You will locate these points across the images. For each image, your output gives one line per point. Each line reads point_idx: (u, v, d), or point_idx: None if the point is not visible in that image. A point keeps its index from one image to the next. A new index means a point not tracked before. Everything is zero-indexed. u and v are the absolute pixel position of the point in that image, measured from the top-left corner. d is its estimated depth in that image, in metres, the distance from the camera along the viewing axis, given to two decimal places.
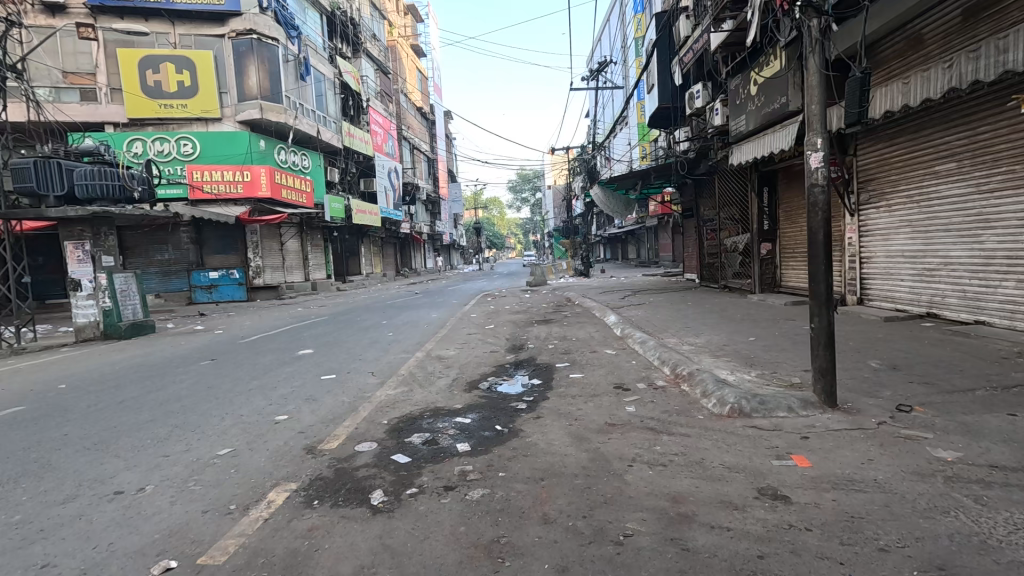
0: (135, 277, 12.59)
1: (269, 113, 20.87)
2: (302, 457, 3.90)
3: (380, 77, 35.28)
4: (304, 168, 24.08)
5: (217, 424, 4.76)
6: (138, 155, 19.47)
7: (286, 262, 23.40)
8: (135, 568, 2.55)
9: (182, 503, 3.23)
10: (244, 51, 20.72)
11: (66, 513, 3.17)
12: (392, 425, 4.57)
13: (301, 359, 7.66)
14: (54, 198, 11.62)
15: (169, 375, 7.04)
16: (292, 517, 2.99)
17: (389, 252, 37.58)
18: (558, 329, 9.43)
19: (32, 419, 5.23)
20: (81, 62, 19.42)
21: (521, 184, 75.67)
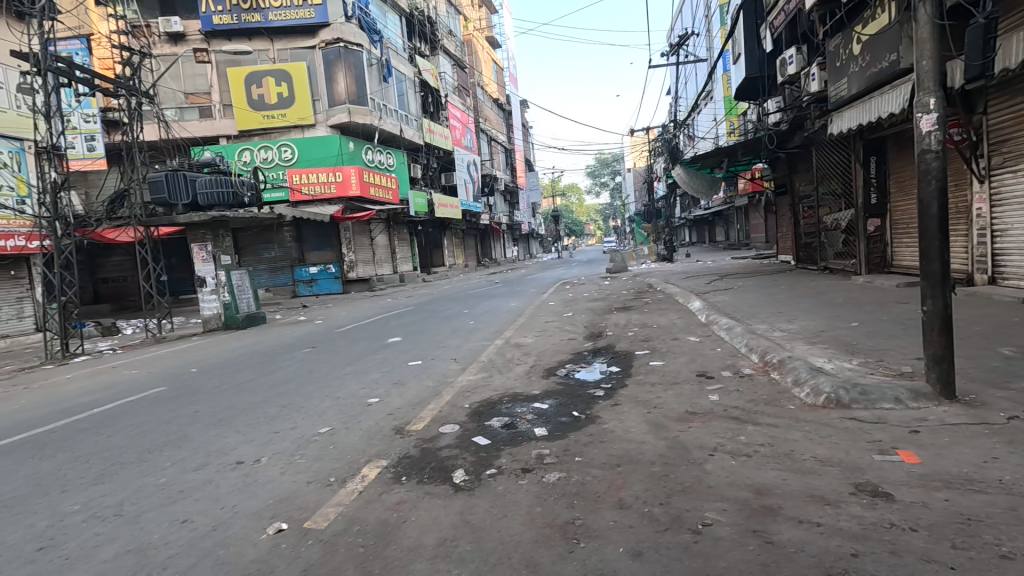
0: (248, 273, 14.04)
1: (357, 116, 22.09)
2: (392, 437, 4.20)
3: (458, 72, 36.03)
4: (389, 166, 25.36)
5: (318, 405, 5.25)
6: (247, 163, 21.61)
7: (376, 256, 24.90)
8: (254, 528, 2.92)
9: (289, 474, 3.61)
10: (332, 59, 22.10)
11: (199, 478, 3.68)
12: (473, 409, 4.76)
13: (390, 346, 8.18)
14: (181, 206, 13.23)
15: (277, 361, 7.85)
16: (382, 491, 3.25)
17: (470, 243, 38.64)
18: (638, 316, 9.20)
19: (171, 397, 6.09)
20: (199, 82, 21.85)
21: (600, 169, 74.22)
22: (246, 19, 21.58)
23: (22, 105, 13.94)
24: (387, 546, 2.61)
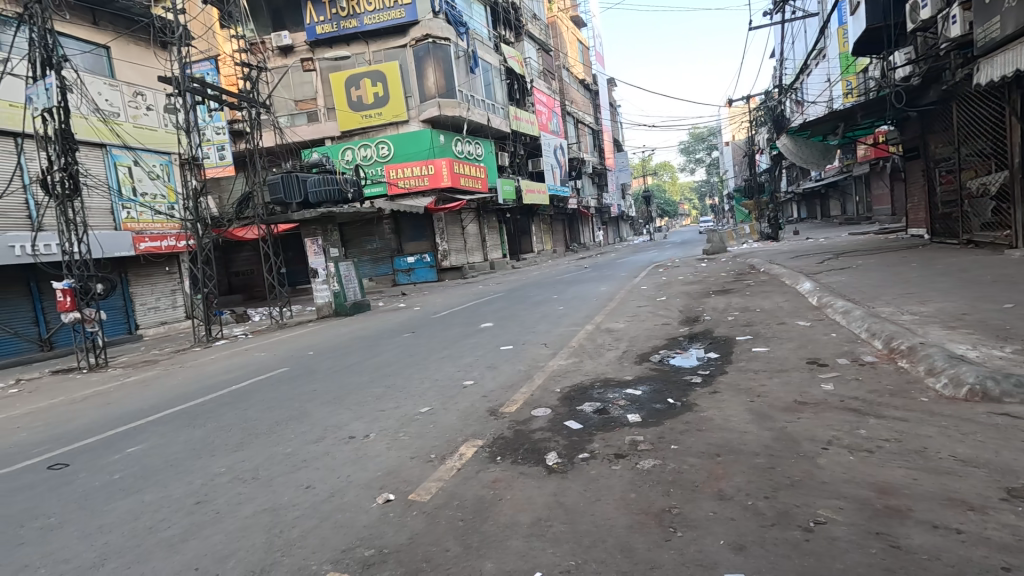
0: (354, 264, 15.05)
1: (446, 109, 22.78)
2: (486, 418, 4.36)
3: (542, 56, 35.74)
4: (478, 156, 25.95)
5: (418, 386, 5.59)
6: (350, 161, 23.28)
7: (468, 245, 25.72)
8: (366, 497, 3.19)
9: (394, 450, 3.89)
10: (422, 55, 22.89)
11: (318, 449, 4.09)
12: (564, 393, 4.79)
13: (482, 331, 8.46)
14: (295, 204, 14.56)
15: (381, 345, 8.46)
16: (479, 469, 3.39)
17: (558, 228, 38.49)
18: (739, 299, 8.62)
19: (293, 377, 6.82)
20: (306, 90, 23.76)
21: (695, 144, 70.15)
22: (344, 26, 23.02)
23: (169, 123, 16.05)
24: (484, 521, 2.73)
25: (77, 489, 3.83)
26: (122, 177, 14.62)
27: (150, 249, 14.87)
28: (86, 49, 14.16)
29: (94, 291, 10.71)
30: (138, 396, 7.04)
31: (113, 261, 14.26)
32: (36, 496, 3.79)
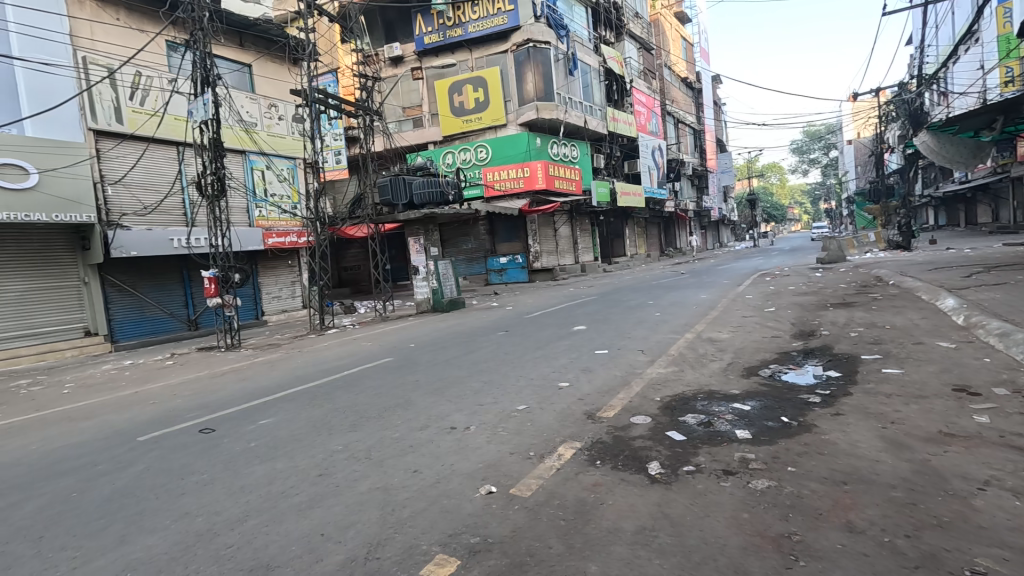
0: (451, 263, 15.72)
1: (544, 112, 22.99)
2: (584, 421, 4.34)
3: (643, 55, 34.79)
4: (573, 158, 25.91)
5: (514, 384, 5.72)
6: (450, 165, 24.46)
7: (559, 247, 25.77)
8: (470, 487, 3.31)
9: (494, 443, 4.01)
10: (522, 60, 23.28)
11: (423, 436, 4.33)
12: (665, 402, 4.64)
13: (576, 334, 8.45)
14: (401, 204, 15.56)
15: (477, 341, 8.76)
16: (579, 471, 3.40)
17: (652, 232, 37.29)
18: (863, 314, 7.79)
19: (398, 367, 7.28)
20: (413, 97, 25.25)
21: (810, 143, 64.32)
22: (451, 35, 24.07)
23: (296, 132, 17.79)
24: (587, 524, 2.72)
25: (222, 452, 4.39)
26: (257, 179, 16.50)
27: (276, 244, 16.59)
28: (233, 68, 16.13)
29: (232, 280, 12.20)
30: (266, 374, 7.93)
31: (247, 254, 16.12)
32: (192, 455, 4.40)
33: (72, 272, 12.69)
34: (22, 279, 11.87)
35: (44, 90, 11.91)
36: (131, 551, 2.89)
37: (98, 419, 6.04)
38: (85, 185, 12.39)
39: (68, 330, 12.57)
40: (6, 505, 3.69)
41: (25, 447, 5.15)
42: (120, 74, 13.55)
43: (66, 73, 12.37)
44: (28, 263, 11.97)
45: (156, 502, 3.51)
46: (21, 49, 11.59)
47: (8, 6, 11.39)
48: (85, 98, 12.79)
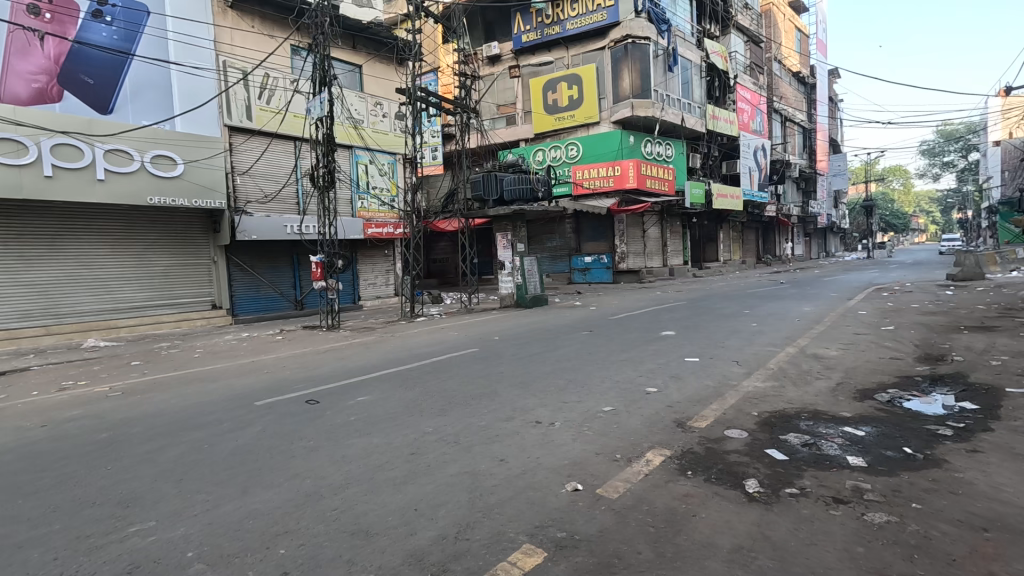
0: (536, 260, 15.88)
1: (640, 109, 22.23)
2: (674, 429, 4.20)
3: (750, 48, 32.64)
4: (667, 157, 25.02)
5: (599, 385, 5.64)
6: (540, 162, 24.79)
7: (647, 249, 24.99)
8: (556, 482, 3.32)
9: (579, 442, 4.00)
10: (620, 57, 22.76)
11: (509, 427, 4.42)
12: (763, 418, 4.35)
13: (664, 339, 8.16)
14: (491, 200, 16.04)
15: (560, 339, 8.75)
16: (669, 479, 3.29)
17: (750, 237, 35.02)
18: (1008, 341, 6.77)
19: (482, 357, 7.48)
20: (508, 95, 25.76)
21: (944, 143, 56.84)
22: (548, 33, 24.13)
23: (398, 129, 18.80)
24: (678, 534, 2.63)
25: (326, 423, 4.77)
26: (361, 173, 17.64)
27: (375, 235, 17.64)
28: (346, 69, 17.37)
29: (336, 266, 13.12)
30: (362, 355, 8.49)
31: (349, 243, 17.30)
32: (301, 422, 4.83)
33: (204, 251, 14.36)
34: (166, 255, 13.65)
35: (191, 90, 13.63)
36: (252, 501, 3.24)
37: (222, 382, 6.83)
38: (218, 174, 13.85)
39: (199, 302, 14.27)
40: (154, 448, 4.28)
41: (167, 400, 5.95)
42: (252, 75, 15.09)
43: (209, 75, 14.03)
44: (171, 242, 13.73)
45: (271, 461, 3.90)
46: (176, 55, 13.43)
47: (169, 18, 13.27)
48: (223, 97, 14.40)
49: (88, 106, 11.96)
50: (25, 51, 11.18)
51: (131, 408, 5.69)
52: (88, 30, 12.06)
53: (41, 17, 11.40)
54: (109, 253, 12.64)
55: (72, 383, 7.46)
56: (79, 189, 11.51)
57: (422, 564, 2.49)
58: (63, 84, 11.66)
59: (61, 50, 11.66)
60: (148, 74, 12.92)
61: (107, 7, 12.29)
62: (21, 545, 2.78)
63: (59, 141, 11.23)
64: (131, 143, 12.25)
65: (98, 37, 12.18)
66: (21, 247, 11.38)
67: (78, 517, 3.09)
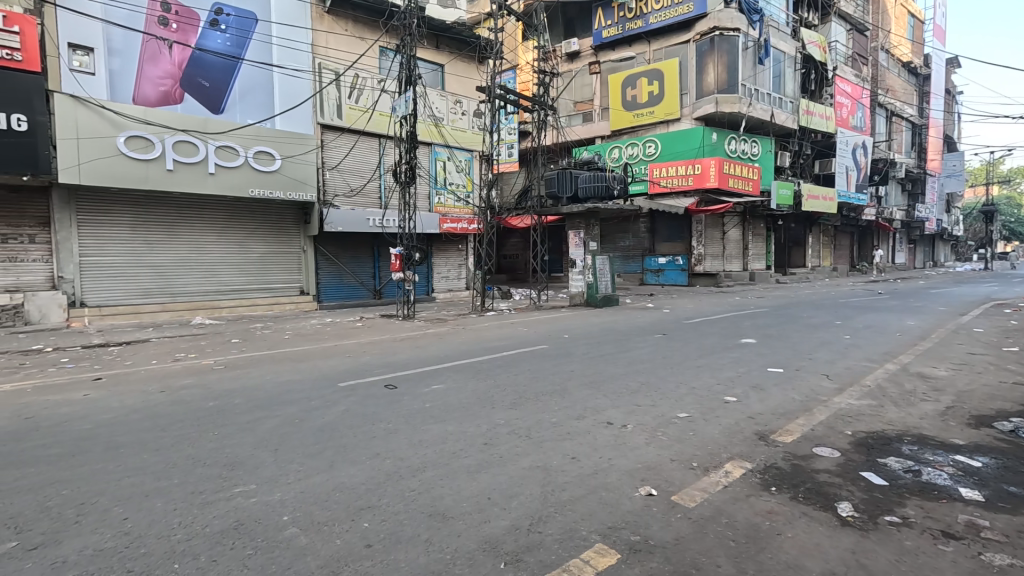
0: (609, 259, 15.62)
1: (724, 105, 21.29)
2: (756, 441, 3.99)
3: (854, 37, 30.02)
4: (753, 155, 23.60)
5: (674, 390, 5.47)
6: (616, 160, 24.37)
7: (727, 251, 23.83)
8: (629, 485, 3.28)
9: (654, 446, 3.91)
10: (705, 51, 21.81)
11: (581, 426, 4.40)
12: (858, 438, 4.03)
13: (745, 347, 7.74)
14: (565, 197, 15.96)
15: (632, 340, 8.57)
16: (751, 494, 3.13)
17: (843, 242, 32.37)
18: None
19: (553, 354, 7.49)
20: (586, 92, 25.59)
21: None
22: (630, 28, 23.54)
23: (476, 126, 19.17)
24: (762, 551, 2.51)
25: (404, 407, 5.00)
26: (439, 169, 18.21)
27: (450, 229, 18.15)
28: (430, 68, 17.97)
29: (414, 258, 13.62)
30: (436, 345, 8.79)
31: (425, 237, 17.94)
32: (381, 405, 5.10)
33: (296, 241, 15.49)
34: (263, 243, 14.87)
35: (291, 90, 14.70)
36: (340, 475, 3.47)
37: (310, 363, 7.34)
38: (311, 169, 14.84)
39: (289, 288, 15.42)
40: (254, 418, 4.70)
41: (264, 376, 6.51)
42: (344, 76, 15.99)
43: (306, 77, 15.05)
44: (267, 231, 14.93)
45: (355, 439, 4.15)
46: (279, 58, 14.54)
47: (274, 24, 14.40)
48: (318, 97, 15.38)
49: (204, 106, 13.26)
50: (155, 57, 12.61)
51: (233, 380, 6.28)
52: (206, 38, 13.33)
53: (168, 27, 12.76)
54: (216, 240, 13.96)
55: (184, 355, 8.38)
56: (194, 182, 12.79)
57: (497, 552, 2.55)
58: (184, 87, 13.00)
59: (184, 56, 12.97)
60: (254, 76, 14.09)
61: (223, 16, 13.55)
62: (147, 494, 3.16)
63: (179, 139, 12.55)
64: (238, 140, 13.44)
65: (214, 44, 13.45)
66: (146, 232, 12.87)
67: (192, 474, 3.46)
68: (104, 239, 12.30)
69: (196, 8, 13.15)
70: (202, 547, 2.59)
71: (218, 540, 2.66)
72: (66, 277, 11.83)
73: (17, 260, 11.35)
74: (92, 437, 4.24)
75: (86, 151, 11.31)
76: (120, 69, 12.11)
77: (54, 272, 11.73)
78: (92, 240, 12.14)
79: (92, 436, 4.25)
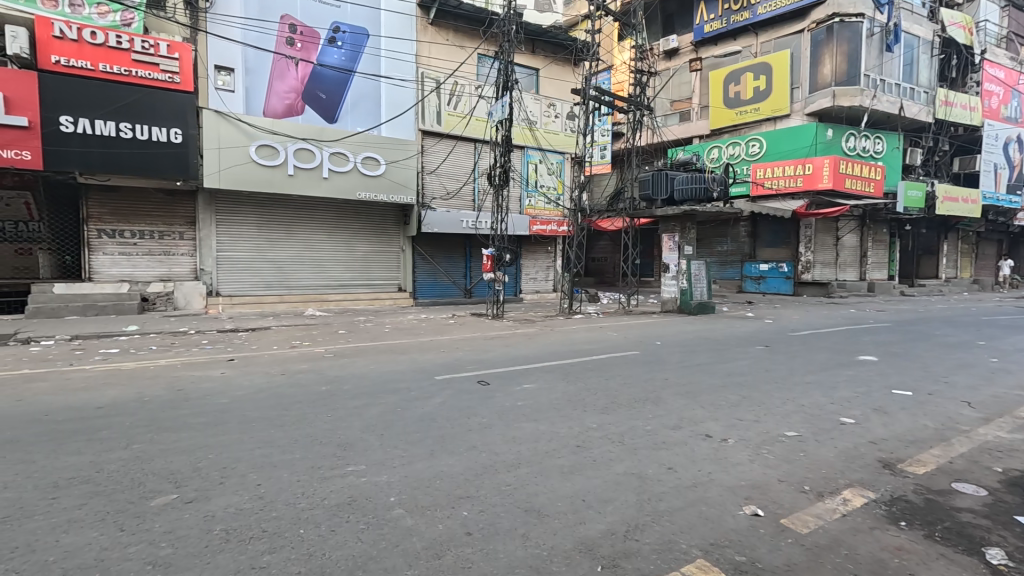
0: (705, 264, 14.80)
1: (843, 99, 19.45)
2: (879, 469, 3.61)
3: (1010, 15, 25.98)
4: (876, 153, 21.28)
5: (781, 406, 5.10)
6: (715, 160, 23.24)
7: (840, 259, 21.73)
8: (732, 502, 3.12)
9: (759, 465, 3.67)
10: (822, 40, 20.03)
11: (678, 436, 4.25)
12: (1010, 477, 3.50)
13: (864, 364, 7.01)
14: (661, 200, 15.41)
15: (731, 351, 8.09)
16: (875, 526, 2.84)
17: (987, 251, 28.14)
18: None
19: (645, 361, 7.28)
20: (684, 90, 24.59)
21: None
22: (736, 20, 22.25)
23: (570, 129, 19.16)
24: None
25: (498, 403, 5.16)
26: (531, 171, 18.47)
27: (540, 231, 18.28)
28: (526, 73, 18.31)
29: (504, 259, 13.89)
30: (524, 344, 8.94)
31: (516, 238, 18.24)
32: (475, 400, 5.27)
33: (396, 240, 16.50)
34: (367, 242, 15.99)
35: (396, 99, 15.68)
36: (441, 463, 3.65)
37: (409, 356, 7.79)
38: (412, 173, 15.69)
39: (389, 284, 16.43)
40: (360, 404, 5.08)
41: (368, 366, 7.03)
42: (444, 84, 16.70)
43: (410, 86, 15.97)
44: (371, 231, 16.03)
45: (454, 430, 4.34)
46: (387, 70, 15.57)
47: (383, 38, 15.44)
48: (420, 105, 16.24)
49: (321, 116, 14.58)
50: (283, 74, 14.04)
51: (343, 368, 6.83)
52: (325, 54, 14.59)
53: (294, 46, 14.14)
54: (326, 238, 15.24)
55: (299, 343, 9.27)
56: (310, 185, 14.08)
57: (594, 554, 2.55)
58: (305, 99, 14.33)
59: (306, 71, 14.32)
60: (364, 87, 15.21)
61: (340, 34, 14.76)
62: (275, 465, 3.55)
63: (299, 146, 13.89)
64: (349, 147, 14.59)
65: (332, 59, 14.69)
66: (269, 231, 14.37)
67: (312, 451, 3.82)
68: (236, 236, 13.91)
69: (317, 27, 14.44)
70: (322, 516, 2.86)
71: (338, 512, 2.92)
72: (206, 269, 13.56)
73: (169, 253, 13.20)
74: (230, 410, 4.83)
75: (225, 159, 12.89)
76: (254, 86, 13.64)
77: (196, 265, 13.50)
78: (227, 237, 13.78)
79: (230, 409, 4.84)
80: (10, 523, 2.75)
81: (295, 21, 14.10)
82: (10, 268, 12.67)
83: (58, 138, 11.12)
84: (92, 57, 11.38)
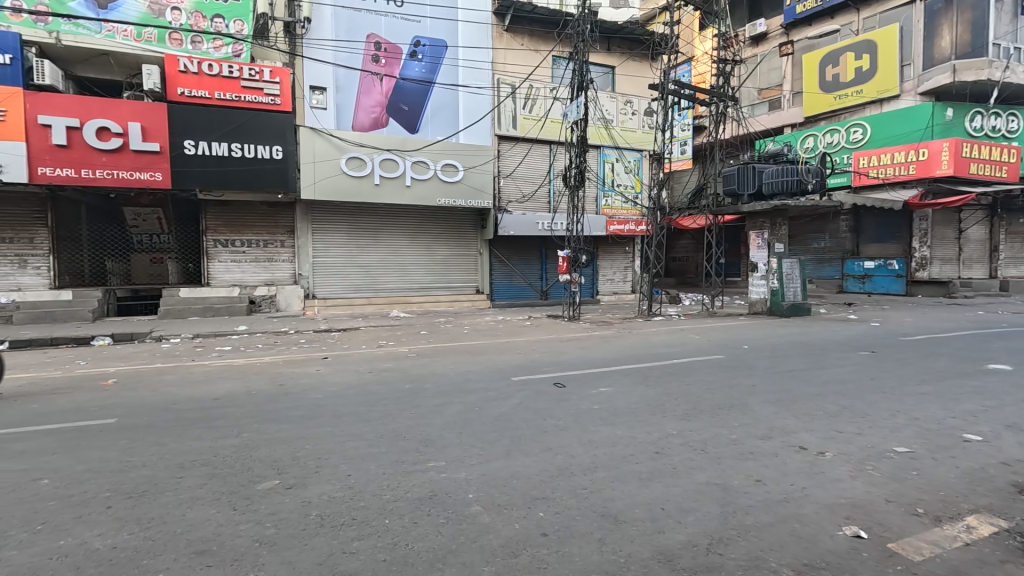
0: (799, 262, 13.79)
1: (965, 73, 17.21)
2: (1013, 494, 3.15)
3: None
4: (1009, 132, 18.58)
5: (890, 418, 4.60)
6: (810, 149, 21.55)
7: (964, 254, 19.20)
8: (830, 520, 2.88)
9: (862, 482, 3.35)
10: (938, 8, 17.87)
11: (767, 447, 3.99)
12: None
13: (994, 374, 6.14)
14: (748, 195, 14.54)
15: (830, 356, 7.44)
16: (1007, 560, 2.49)
17: None
18: None
19: (729, 366, 6.90)
20: (773, 77, 23.10)
21: None
22: None
23: (647, 125, 18.67)
24: None
25: (573, 406, 5.13)
26: (607, 171, 18.20)
27: (617, 231, 17.93)
28: (601, 71, 18.07)
29: (580, 260, 13.76)
30: (601, 347, 8.82)
31: (592, 239, 18.00)
32: (551, 402, 5.28)
33: (473, 244, 16.95)
34: (446, 246, 16.56)
35: (473, 107, 16.16)
36: (515, 462, 3.71)
37: (485, 357, 7.97)
38: (488, 177, 16.03)
39: (467, 287, 16.92)
40: (440, 402, 5.29)
41: (445, 365, 7.28)
42: (519, 88, 16.91)
43: (486, 93, 16.37)
44: (450, 235, 16.59)
45: (529, 431, 4.38)
46: (464, 78, 16.09)
47: (460, 48, 15.99)
48: (496, 111, 16.57)
49: (403, 127, 15.33)
50: (369, 89, 14.93)
51: (424, 367, 7.13)
52: (407, 67, 15.34)
53: (379, 63, 15.00)
54: (408, 243, 15.99)
55: (384, 342, 9.82)
56: (394, 193, 14.85)
57: (673, 565, 2.46)
58: (389, 112, 15.15)
59: (389, 86, 15.13)
60: (443, 97, 15.81)
61: (420, 48, 15.47)
62: (363, 457, 3.79)
63: (384, 157, 14.72)
64: (429, 155, 15.21)
65: (413, 72, 15.42)
66: (358, 237, 15.32)
67: (396, 445, 4.04)
68: (328, 243, 14.98)
69: (400, 43, 15.21)
70: (406, 508, 3.01)
71: (419, 505, 3.06)
72: (303, 274, 14.73)
73: (272, 259, 14.50)
74: (324, 405, 5.23)
75: (319, 171, 13.93)
76: (343, 102, 14.62)
77: (295, 270, 14.70)
78: (320, 244, 14.87)
79: (324, 404, 5.24)
80: (147, 496, 3.17)
81: (379, 39, 14.94)
82: (146, 275, 14.56)
83: (182, 160, 12.61)
84: (209, 87, 12.81)
